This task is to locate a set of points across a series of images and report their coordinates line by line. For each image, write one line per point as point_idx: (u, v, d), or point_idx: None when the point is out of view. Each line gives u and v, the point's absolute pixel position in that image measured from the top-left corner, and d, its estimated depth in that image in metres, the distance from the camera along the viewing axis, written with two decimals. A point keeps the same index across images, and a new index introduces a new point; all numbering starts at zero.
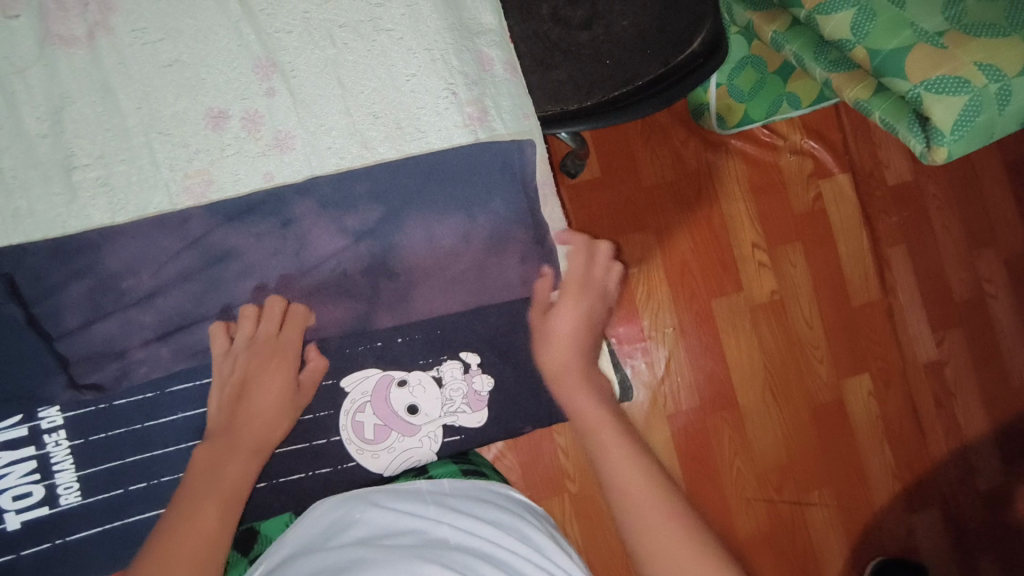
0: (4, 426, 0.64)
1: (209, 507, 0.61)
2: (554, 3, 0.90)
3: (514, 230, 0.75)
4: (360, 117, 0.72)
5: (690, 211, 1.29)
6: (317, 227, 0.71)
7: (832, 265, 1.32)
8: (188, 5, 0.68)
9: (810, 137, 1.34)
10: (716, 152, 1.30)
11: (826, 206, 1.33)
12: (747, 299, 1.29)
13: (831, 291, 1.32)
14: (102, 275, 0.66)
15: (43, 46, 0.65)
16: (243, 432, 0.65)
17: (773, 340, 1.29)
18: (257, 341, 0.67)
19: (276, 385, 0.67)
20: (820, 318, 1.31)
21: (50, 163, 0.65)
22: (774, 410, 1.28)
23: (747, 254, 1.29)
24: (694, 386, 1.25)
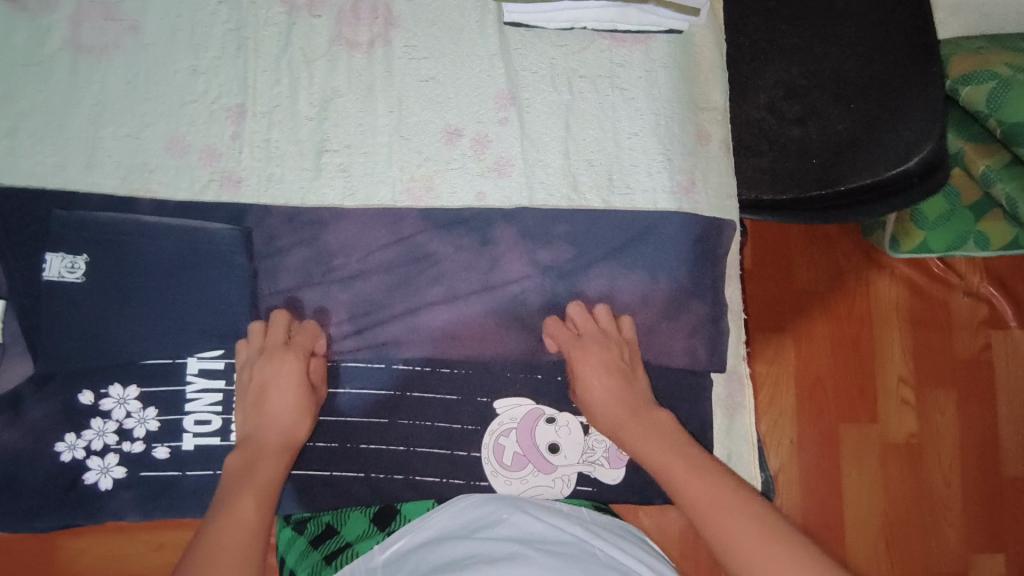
0: (207, 356, 0.71)
1: (243, 503, 0.62)
2: (772, 95, 0.90)
3: (695, 303, 0.74)
4: (577, 163, 0.75)
5: (838, 326, 1.22)
6: (512, 252, 0.74)
7: (985, 424, 1.22)
8: (456, 34, 0.76)
9: (990, 283, 1.25)
10: (880, 274, 1.24)
11: (993, 359, 1.23)
12: (881, 435, 1.20)
13: (979, 452, 1.21)
14: (320, 248, 0.73)
15: (332, 45, 0.75)
16: (264, 435, 0.67)
17: (901, 485, 1.19)
18: (268, 349, 0.69)
19: (289, 384, 0.68)
20: (960, 478, 1.20)
21: (308, 142, 0.74)
22: (886, 561, 1.17)
23: (891, 387, 1.21)
24: (802, 510, 1.17)
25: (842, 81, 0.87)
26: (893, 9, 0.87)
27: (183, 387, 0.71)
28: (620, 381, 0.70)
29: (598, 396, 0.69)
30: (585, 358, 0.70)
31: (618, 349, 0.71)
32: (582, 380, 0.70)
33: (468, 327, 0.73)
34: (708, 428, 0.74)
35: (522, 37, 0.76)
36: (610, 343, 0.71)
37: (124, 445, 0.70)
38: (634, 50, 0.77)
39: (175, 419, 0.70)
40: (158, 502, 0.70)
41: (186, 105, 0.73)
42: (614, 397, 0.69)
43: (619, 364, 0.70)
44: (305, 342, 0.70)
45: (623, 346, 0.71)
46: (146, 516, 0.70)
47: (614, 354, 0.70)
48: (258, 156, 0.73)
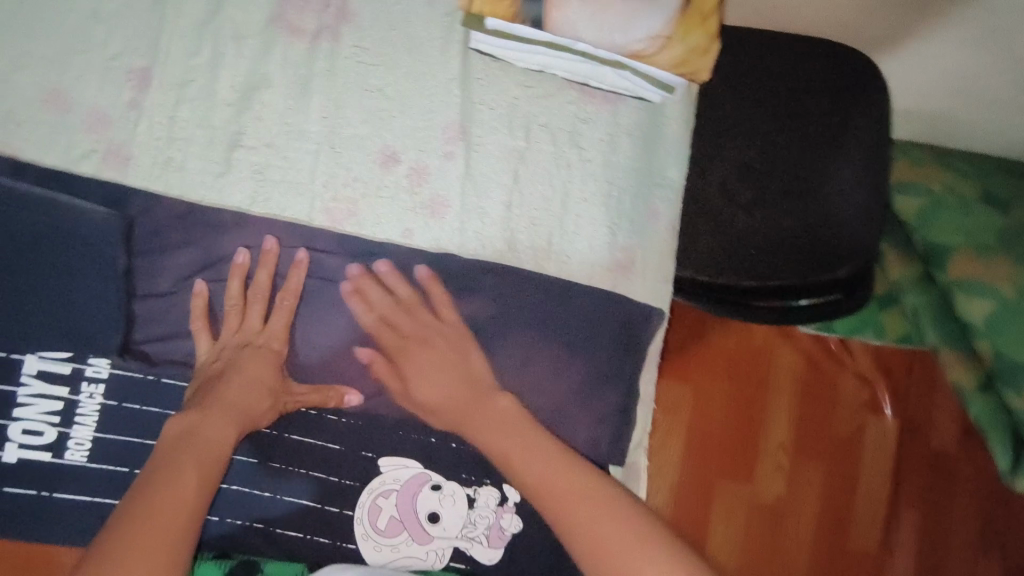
0: (51, 356, 0.61)
1: (185, 475, 0.55)
2: (725, 175, 0.89)
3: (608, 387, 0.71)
4: (518, 217, 0.69)
5: (735, 386, 1.25)
6: (430, 300, 0.67)
7: (844, 504, 1.26)
8: (414, 46, 0.68)
9: (879, 370, 1.28)
10: (784, 343, 1.27)
11: (863, 440, 1.27)
12: (750, 496, 1.23)
13: (832, 530, 1.25)
14: (213, 254, 0.63)
15: (270, 26, 0.65)
16: (221, 401, 0.60)
17: (757, 551, 1.23)
18: (245, 333, 0.63)
19: (258, 370, 0.62)
20: (809, 551, 1.24)
21: (221, 132, 0.64)
22: None
23: (769, 452, 1.25)
24: None
25: (795, 176, 0.87)
26: (858, 115, 0.87)
27: (14, 388, 0.60)
28: (451, 372, 0.66)
29: (428, 396, 0.66)
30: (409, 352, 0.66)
31: (439, 335, 0.66)
32: (411, 377, 0.66)
33: (365, 373, 0.66)
34: None
35: (487, 67, 0.69)
36: (441, 331, 0.67)
37: None
38: (603, 110, 0.71)
39: (1, 423, 0.60)
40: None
41: (78, 57, 0.62)
42: (448, 393, 0.65)
43: (446, 355, 0.66)
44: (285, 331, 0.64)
45: (438, 332, 0.66)
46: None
47: (443, 347, 0.66)
48: (158, 134, 0.63)
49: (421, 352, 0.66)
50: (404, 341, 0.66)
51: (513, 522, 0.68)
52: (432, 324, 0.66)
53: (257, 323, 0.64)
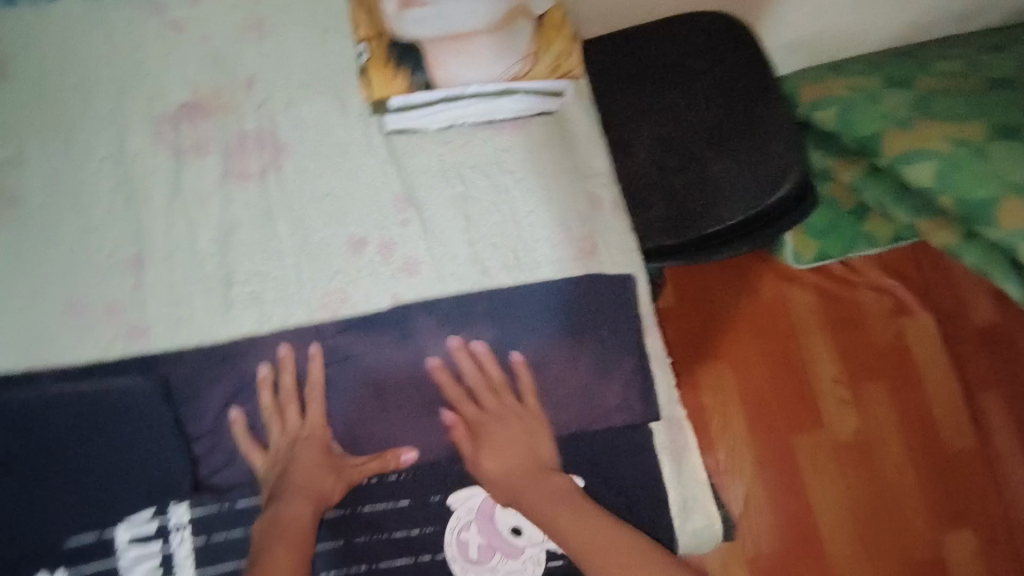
0: (137, 521, 0.67)
1: (280, 556, 0.64)
2: (651, 151, 1.01)
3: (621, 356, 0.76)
4: (482, 248, 0.78)
5: (765, 344, 1.46)
6: (435, 343, 0.74)
7: (916, 406, 1.44)
8: (344, 149, 0.79)
9: (887, 276, 1.49)
10: (791, 286, 1.49)
11: (909, 343, 1.47)
12: (830, 436, 1.42)
13: (921, 435, 1.43)
14: (242, 380, 0.71)
15: (224, 180, 0.76)
16: (295, 484, 0.68)
17: (860, 481, 1.40)
18: (291, 432, 0.70)
19: (312, 453, 0.69)
20: (910, 463, 1.41)
21: (216, 277, 0.74)
22: (862, 554, 1.36)
23: (827, 390, 1.44)
24: (775, 529, 1.37)
25: (710, 126, 0.99)
26: (735, 59, 1.01)
27: (116, 560, 0.66)
28: (526, 452, 0.71)
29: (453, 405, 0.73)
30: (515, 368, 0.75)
31: (517, 420, 0.72)
32: (485, 447, 0.71)
33: (405, 430, 0.72)
34: (661, 478, 0.74)
35: (407, 141, 0.80)
36: (512, 413, 0.73)
37: None
38: (515, 135, 0.82)
39: None
40: None
41: (79, 266, 0.72)
42: (578, 398, 0.74)
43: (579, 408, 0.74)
44: (325, 419, 0.71)
45: (583, 405, 0.74)
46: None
47: (528, 421, 0.73)
48: (163, 300, 0.72)
49: (505, 434, 0.72)
50: (482, 418, 0.72)
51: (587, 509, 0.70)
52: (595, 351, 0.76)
53: (299, 415, 0.71)
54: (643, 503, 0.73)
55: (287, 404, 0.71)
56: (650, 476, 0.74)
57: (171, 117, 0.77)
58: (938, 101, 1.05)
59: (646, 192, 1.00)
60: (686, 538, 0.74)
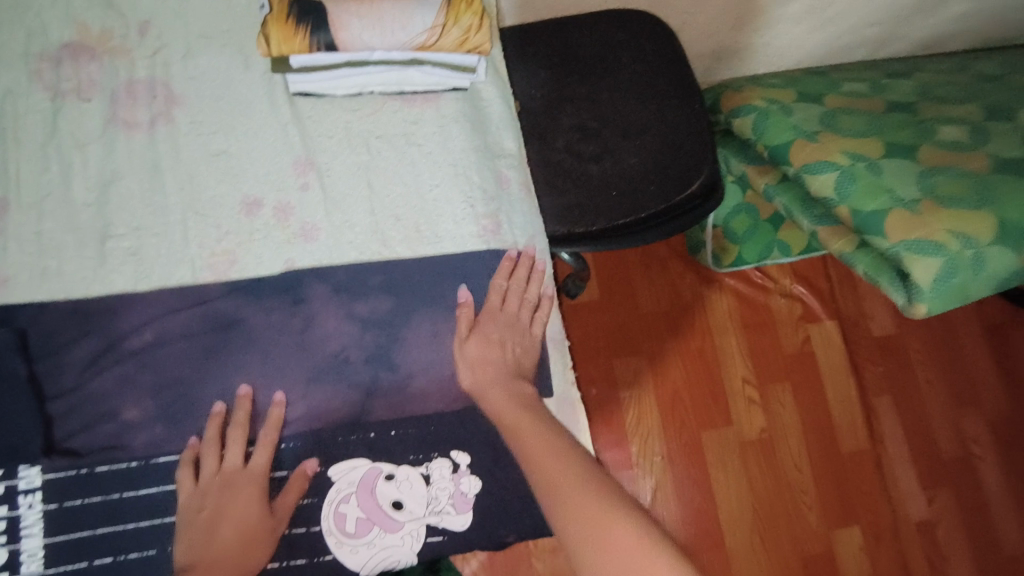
0: None
1: None
2: (569, 138, 1.03)
3: (513, 340, 0.74)
4: (383, 218, 0.77)
5: (681, 342, 1.50)
6: (327, 310, 0.72)
7: (818, 408, 1.51)
8: (244, 106, 0.76)
9: (798, 283, 1.56)
10: (709, 287, 1.54)
11: (814, 348, 1.54)
12: (736, 434, 1.47)
13: (821, 436, 1.50)
14: (111, 338, 0.67)
15: (107, 127, 0.72)
16: (220, 548, 0.64)
17: (761, 478, 1.45)
18: (224, 470, 0.66)
19: (248, 512, 0.66)
20: (809, 463, 1.48)
21: (91, 229, 0.69)
22: (760, 549, 1.42)
23: (737, 390, 1.49)
24: (679, 522, 1.41)
25: (626, 122, 1.04)
26: (655, 56, 1.05)
27: None
28: (506, 361, 0.73)
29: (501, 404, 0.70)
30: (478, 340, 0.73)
31: (522, 342, 0.75)
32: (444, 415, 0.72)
33: (289, 399, 0.70)
34: None
35: (313, 105, 0.78)
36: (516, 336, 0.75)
37: None
38: (426, 109, 0.81)
39: None
40: None
41: None
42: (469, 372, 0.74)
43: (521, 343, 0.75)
44: (266, 468, 0.68)
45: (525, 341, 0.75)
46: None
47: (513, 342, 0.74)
48: (30, 249, 0.68)
49: (499, 337, 0.74)
50: (496, 316, 0.75)
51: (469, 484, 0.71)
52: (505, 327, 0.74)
53: (172, 378, 0.68)
54: (527, 482, 0.73)
55: (160, 364, 0.68)
56: None
57: (52, 56, 0.72)
58: (842, 116, 1.11)
59: (560, 178, 1.02)
60: None
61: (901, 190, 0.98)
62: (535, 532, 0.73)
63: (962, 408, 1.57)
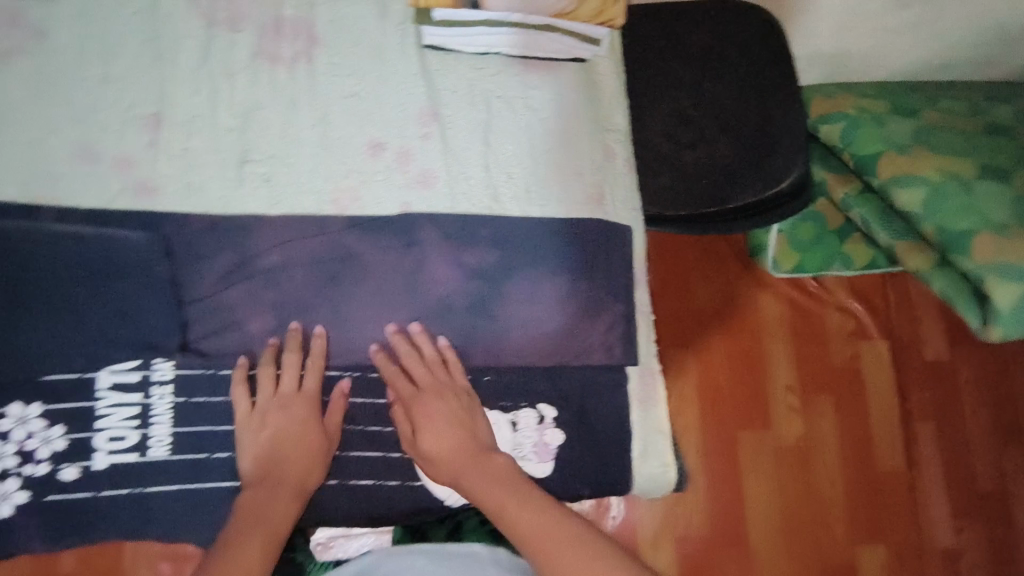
0: (120, 367, 0.68)
1: (253, 547, 0.61)
2: (666, 123, 1.05)
3: (452, 400, 0.71)
4: (496, 175, 0.80)
5: (732, 341, 1.51)
6: (438, 256, 0.76)
7: (858, 424, 1.52)
8: (379, 53, 0.79)
9: (855, 300, 1.56)
10: (766, 291, 1.54)
11: (862, 365, 1.54)
12: (773, 437, 1.48)
13: (857, 451, 1.50)
14: (242, 255, 0.72)
15: (255, 58, 0.76)
16: (279, 471, 0.67)
17: (793, 483, 1.47)
18: (281, 395, 0.69)
19: (310, 437, 0.69)
20: (842, 474, 1.49)
21: (233, 151, 0.74)
22: (782, 551, 1.44)
23: (780, 395, 1.50)
24: (707, 515, 1.43)
25: (725, 113, 1.04)
26: (761, 51, 1.06)
27: (93, 404, 0.67)
28: (460, 425, 0.70)
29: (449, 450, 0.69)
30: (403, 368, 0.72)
31: (456, 396, 0.72)
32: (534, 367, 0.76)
33: (395, 332, 0.74)
34: (629, 421, 0.77)
35: (442, 59, 0.81)
36: (447, 389, 0.72)
37: (30, 468, 0.66)
38: (546, 74, 0.84)
39: (87, 437, 0.67)
40: (77, 526, 0.67)
41: (99, 113, 0.71)
42: (561, 328, 0.78)
43: (445, 393, 0.71)
44: (317, 391, 0.71)
45: (457, 391, 0.72)
46: (56, 542, 0.67)
47: (450, 397, 0.71)
48: (176, 164, 0.72)
49: (438, 403, 0.70)
50: (416, 395, 0.71)
51: (552, 435, 0.75)
52: (592, 295, 0.79)
53: (291, 299, 0.72)
54: (607, 440, 0.76)
55: (283, 285, 0.72)
56: (616, 417, 0.77)
57: None
58: (936, 133, 1.10)
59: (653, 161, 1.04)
60: (640, 480, 0.77)
61: (991, 213, 0.99)
62: (610, 489, 0.76)
63: (1002, 443, 1.56)
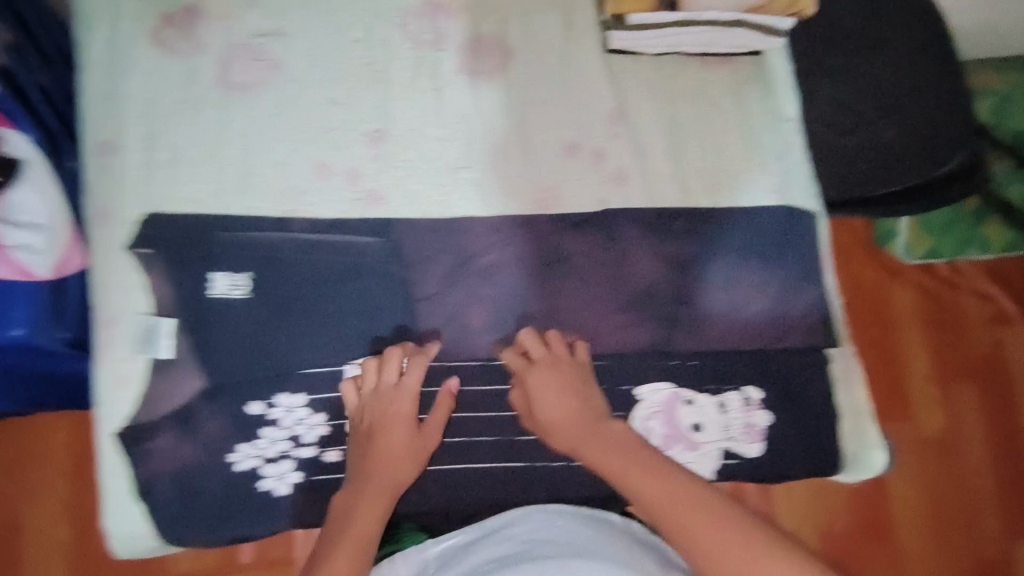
0: (363, 361, 0.75)
1: (341, 558, 0.63)
2: (822, 111, 1.03)
3: (566, 372, 0.74)
4: (683, 170, 0.83)
5: (866, 330, 1.32)
6: (638, 248, 0.80)
7: (1008, 415, 1.31)
8: (567, 60, 0.84)
9: (993, 284, 1.35)
10: (894, 278, 1.35)
11: (1009, 352, 1.33)
12: (915, 430, 1.29)
13: (1007, 443, 1.30)
14: (461, 256, 0.78)
15: (459, 74, 0.82)
16: (372, 470, 0.70)
17: (939, 478, 1.28)
18: (377, 390, 0.72)
19: (401, 435, 0.72)
20: (992, 465, 1.29)
21: (446, 160, 0.80)
22: (932, 552, 1.25)
23: (919, 385, 1.31)
24: (849, 512, 1.25)
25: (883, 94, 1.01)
26: (898, 17, 1.02)
27: (344, 394, 0.74)
28: (575, 397, 0.73)
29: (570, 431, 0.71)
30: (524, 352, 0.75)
31: (570, 367, 0.74)
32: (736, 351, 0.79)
33: (604, 322, 0.79)
34: (832, 402, 0.79)
35: (625, 63, 0.85)
36: (563, 364, 0.74)
37: (298, 451, 0.73)
38: (723, 70, 0.86)
39: (343, 423, 0.74)
40: None
41: (332, 133, 0.79)
42: (758, 313, 0.80)
43: (569, 373, 0.74)
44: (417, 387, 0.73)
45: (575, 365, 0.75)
46: (325, 516, 0.74)
47: (571, 376, 0.74)
48: (399, 175, 0.79)
49: (551, 375, 0.73)
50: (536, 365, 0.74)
51: (759, 416, 0.78)
52: (785, 280, 0.82)
53: (508, 295, 0.78)
54: (812, 420, 0.78)
55: (499, 282, 0.78)
56: (819, 398, 0.79)
57: (416, 10, 0.82)
58: None
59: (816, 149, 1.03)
60: (848, 461, 0.79)
61: None
62: (818, 468, 0.78)
63: None
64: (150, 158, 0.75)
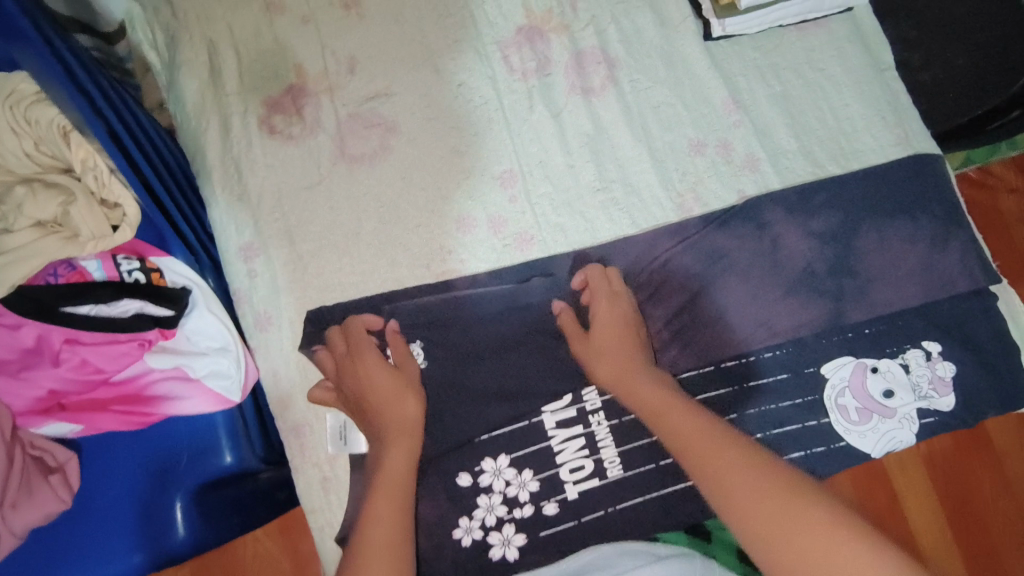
0: (556, 408, 0.73)
1: (378, 510, 0.57)
2: (902, 32, 0.89)
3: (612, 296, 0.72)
4: (808, 141, 0.83)
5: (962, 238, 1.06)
6: (789, 231, 0.79)
7: None
8: (670, 59, 0.83)
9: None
10: None
11: None
12: None
13: None
14: (623, 278, 0.76)
15: (571, 96, 0.80)
16: (385, 423, 0.63)
17: None
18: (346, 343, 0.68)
19: (377, 372, 0.66)
20: None
21: (582, 184, 0.78)
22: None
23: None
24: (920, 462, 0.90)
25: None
26: None
27: (548, 443, 0.72)
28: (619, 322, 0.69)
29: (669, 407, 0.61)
30: (609, 305, 0.71)
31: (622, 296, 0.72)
32: (907, 309, 0.79)
33: (774, 311, 0.78)
34: (1008, 333, 0.80)
35: (725, 50, 0.84)
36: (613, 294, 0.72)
37: (516, 512, 0.70)
38: (821, 35, 0.86)
39: (553, 474, 0.71)
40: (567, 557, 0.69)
41: (463, 182, 0.77)
42: (918, 267, 0.80)
43: (604, 296, 0.71)
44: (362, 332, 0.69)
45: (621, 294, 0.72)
46: None
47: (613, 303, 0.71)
48: (540, 210, 0.77)
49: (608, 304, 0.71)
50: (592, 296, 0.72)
51: (945, 368, 0.78)
52: (935, 227, 0.81)
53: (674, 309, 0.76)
54: (994, 356, 0.79)
55: (665, 298, 0.77)
56: (996, 336, 0.80)
57: (513, 41, 0.81)
58: None
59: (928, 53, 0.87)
60: None
61: None
62: (1012, 402, 0.79)
63: None
64: (294, 253, 0.72)
